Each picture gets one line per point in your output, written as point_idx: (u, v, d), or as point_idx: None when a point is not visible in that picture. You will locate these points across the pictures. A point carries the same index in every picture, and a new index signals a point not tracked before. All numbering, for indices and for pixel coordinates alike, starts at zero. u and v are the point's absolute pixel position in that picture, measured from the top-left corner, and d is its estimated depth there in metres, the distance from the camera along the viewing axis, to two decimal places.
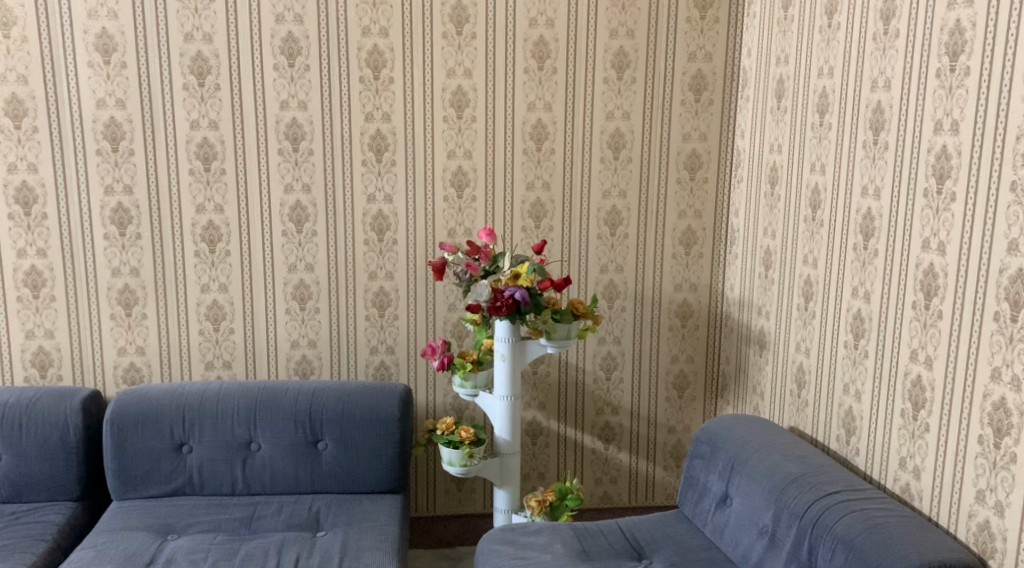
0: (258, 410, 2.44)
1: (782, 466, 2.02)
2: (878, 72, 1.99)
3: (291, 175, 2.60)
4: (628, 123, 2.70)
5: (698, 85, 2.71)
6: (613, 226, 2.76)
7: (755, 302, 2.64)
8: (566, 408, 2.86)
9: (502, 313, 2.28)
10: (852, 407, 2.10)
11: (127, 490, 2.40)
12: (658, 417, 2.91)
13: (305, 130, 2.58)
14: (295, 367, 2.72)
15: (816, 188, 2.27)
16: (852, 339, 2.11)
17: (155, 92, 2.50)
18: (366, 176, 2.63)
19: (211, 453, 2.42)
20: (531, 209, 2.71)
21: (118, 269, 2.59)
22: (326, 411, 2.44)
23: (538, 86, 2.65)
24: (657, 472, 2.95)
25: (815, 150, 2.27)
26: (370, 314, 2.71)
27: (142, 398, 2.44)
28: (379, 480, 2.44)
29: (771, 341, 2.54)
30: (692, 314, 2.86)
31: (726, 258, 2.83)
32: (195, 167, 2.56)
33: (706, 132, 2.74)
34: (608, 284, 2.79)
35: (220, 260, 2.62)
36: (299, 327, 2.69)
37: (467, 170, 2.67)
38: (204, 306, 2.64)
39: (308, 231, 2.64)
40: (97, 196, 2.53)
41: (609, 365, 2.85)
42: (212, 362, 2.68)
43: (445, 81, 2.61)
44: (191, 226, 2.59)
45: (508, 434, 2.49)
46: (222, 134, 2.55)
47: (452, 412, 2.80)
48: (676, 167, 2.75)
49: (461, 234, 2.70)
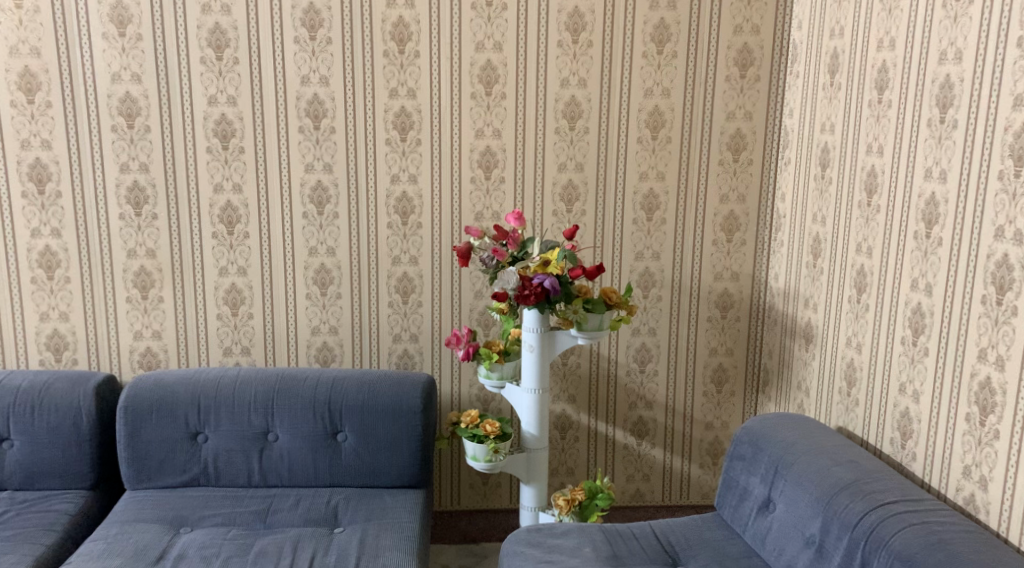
0: (276, 399, 2.34)
1: (831, 471, 1.86)
2: (948, 43, 1.80)
3: (313, 153, 2.49)
4: (668, 101, 2.54)
5: (744, 60, 2.53)
6: (650, 211, 2.61)
7: (802, 292, 2.47)
8: (597, 402, 2.73)
9: (531, 302, 2.16)
10: (909, 408, 1.94)
11: (140, 480, 2.32)
12: (695, 413, 2.77)
13: (327, 106, 2.46)
14: (315, 355, 2.62)
15: (872, 170, 2.09)
16: (911, 335, 1.93)
17: (172, 67, 2.40)
18: (390, 155, 2.51)
19: (227, 442, 2.33)
20: (563, 191, 2.57)
21: (134, 250, 2.50)
22: (346, 401, 2.34)
23: (572, 61, 2.49)
24: (692, 470, 2.81)
25: (872, 130, 2.10)
26: (393, 300, 2.60)
27: (156, 386, 2.36)
28: (400, 474, 2.33)
29: (818, 335, 2.38)
30: (732, 304, 2.70)
31: (770, 246, 2.66)
32: (213, 145, 2.46)
33: (752, 110, 2.57)
34: (644, 272, 2.64)
35: (239, 242, 2.52)
36: (320, 313, 2.59)
37: (496, 151, 2.53)
38: (222, 290, 2.55)
39: (329, 213, 2.53)
40: (112, 173, 2.44)
41: (643, 357, 2.71)
42: (231, 348, 2.59)
43: (474, 56, 2.47)
44: (208, 207, 2.49)
45: (535, 428, 2.38)
46: (240, 110, 2.44)
47: (477, 404, 2.68)
48: (719, 148, 2.58)
49: (488, 218, 2.57)
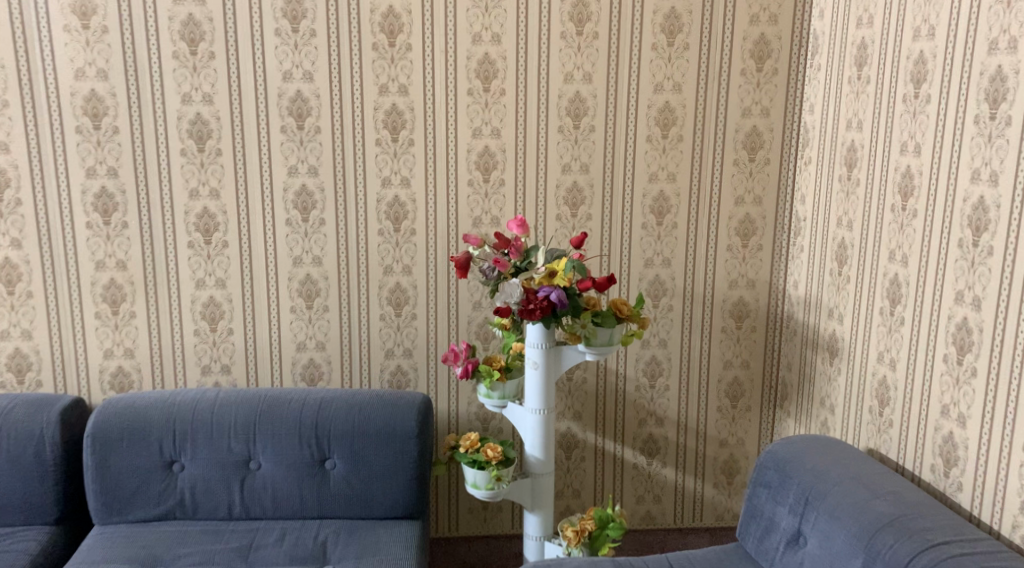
0: (258, 424, 2.15)
1: (871, 505, 1.69)
2: (1000, 31, 1.63)
3: (296, 155, 2.30)
4: (680, 96, 2.36)
5: (761, 52, 2.35)
6: (660, 214, 2.43)
7: (825, 302, 2.29)
8: (605, 419, 2.55)
9: (536, 317, 1.98)
10: (954, 433, 1.77)
11: (110, 514, 2.13)
12: (709, 429, 2.59)
13: (311, 104, 2.27)
14: (302, 372, 2.43)
15: (907, 170, 1.92)
16: (955, 353, 1.76)
17: (142, 62, 2.20)
18: (380, 156, 2.32)
19: (205, 472, 2.14)
20: (567, 194, 2.39)
21: (103, 262, 2.30)
22: (334, 425, 2.15)
23: (576, 54, 2.31)
24: (705, 490, 2.63)
25: (907, 126, 1.92)
26: (385, 313, 2.41)
27: (127, 410, 2.16)
28: (394, 504, 2.15)
29: (844, 348, 2.20)
30: (748, 313, 2.52)
31: (789, 251, 2.49)
32: (188, 147, 2.26)
33: (769, 105, 2.39)
34: (654, 280, 2.46)
35: (217, 252, 2.33)
36: (305, 328, 2.40)
37: (495, 151, 2.34)
38: (200, 304, 2.36)
39: (315, 219, 2.34)
40: (78, 179, 2.25)
41: (654, 371, 2.53)
42: (209, 366, 2.40)
43: (470, 48, 2.28)
44: (183, 214, 2.30)
45: (540, 451, 2.20)
46: (217, 109, 2.25)
47: (477, 423, 2.50)
48: (735, 146, 2.41)
49: (487, 224, 2.39)
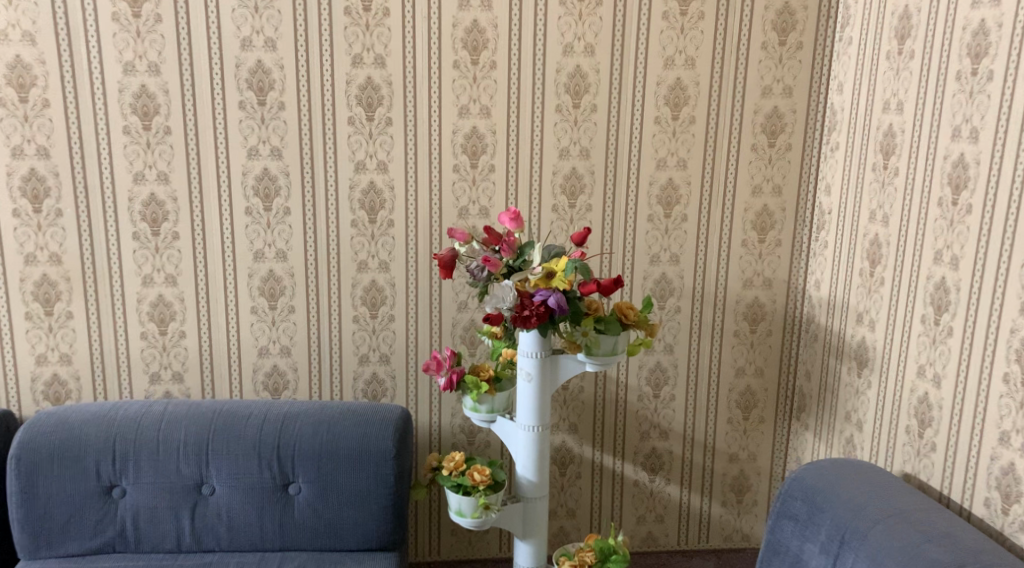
0: (211, 444, 1.88)
1: (922, 550, 1.44)
2: None
3: (256, 135, 2.01)
4: (692, 72, 2.09)
5: (785, 23, 2.09)
6: (668, 206, 2.17)
7: (853, 306, 2.04)
8: (604, 432, 2.30)
9: (532, 325, 1.72)
10: (1016, 464, 1.54)
11: (39, 546, 1.85)
12: (717, 443, 2.35)
13: (274, 76, 1.98)
14: (264, 381, 2.16)
15: (960, 158, 1.67)
16: (1020, 372, 1.53)
17: (75, 25, 1.90)
18: (353, 137, 2.04)
19: (150, 498, 1.86)
20: (565, 182, 2.12)
21: (33, 256, 2.01)
22: (299, 445, 1.88)
23: (578, 22, 2.03)
24: (713, 509, 2.39)
25: (961, 108, 1.66)
26: (359, 314, 2.14)
27: (60, 427, 1.88)
28: (368, 534, 1.89)
29: (873, 359, 1.96)
30: (764, 316, 2.28)
31: (810, 247, 2.23)
32: (131, 124, 1.97)
33: (792, 84, 2.13)
34: (660, 280, 2.21)
35: (166, 244, 2.05)
36: (268, 331, 2.13)
37: (484, 132, 2.07)
38: (147, 304, 2.07)
39: (278, 209, 2.06)
40: (2, 160, 1.95)
41: (658, 379, 2.28)
42: (159, 374, 2.12)
43: (456, 14, 2.00)
44: (128, 202, 2.01)
45: (533, 473, 1.94)
46: (165, 81, 1.95)
47: (461, 437, 2.24)
48: (753, 130, 2.15)
49: (475, 215, 2.11)
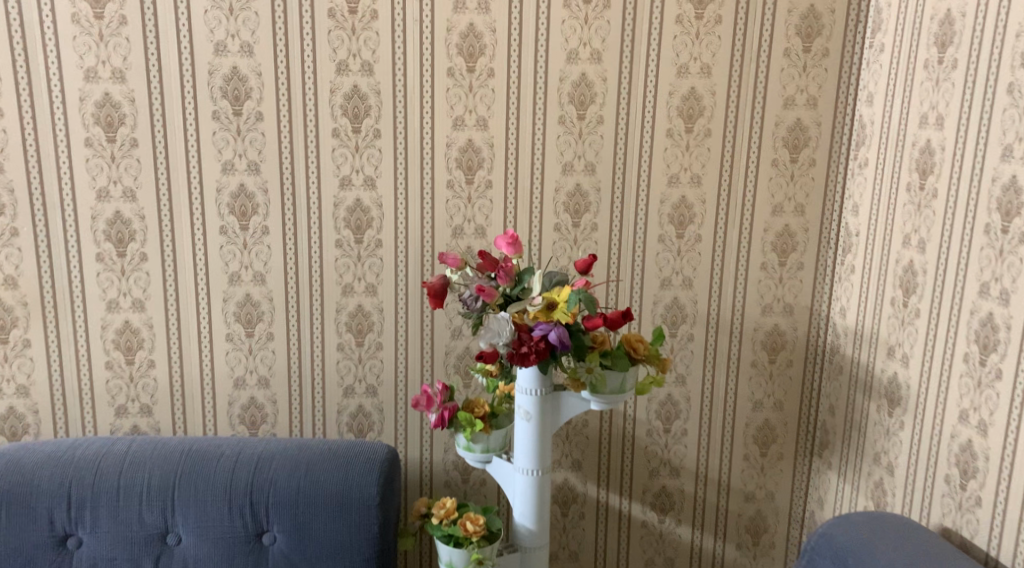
0: (177, 489, 1.71)
1: None
2: None
3: (232, 148, 1.84)
4: (708, 81, 1.92)
5: (809, 28, 1.91)
6: (681, 226, 1.99)
7: (884, 337, 1.86)
8: (610, 469, 2.13)
9: (530, 363, 1.55)
10: None
11: None
12: (732, 482, 2.17)
13: (251, 84, 1.81)
14: (240, 415, 1.98)
15: (1012, 181, 1.49)
16: None
17: (32, 27, 1.73)
18: (338, 150, 1.87)
19: (109, 549, 1.69)
20: (569, 200, 1.94)
21: None
22: (274, 491, 1.70)
23: (583, 26, 1.86)
24: (727, 552, 2.21)
25: (1014, 125, 1.48)
26: (344, 342, 1.97)
27: (10, 468, 1.71)
28: None
29: (906, 398, 1.78)
30: (784, 345, 2.10)
31: (835, 271, 2.05)
32: (94, 136, 1.80)
33: (817, 94, 1.95)
34: (672, 305, 2.03)
35: (133, 267, 1.87)
36: (245, 360, 1.95)
37: (480, 146, 1.89)
38: (113, 332, 1.91)
39: (256, 228, 1.88)
40: None
41: (670, 412, 2.11)
42: (126, 407, 1.95)
43: (451, 18, 1.82)
44: (90, 220, 1.84)
45: (531, 521, 1.77)
46: (130, 89, 1.78)
47: (455, 475, 2.06)
48: (774, 144, 1.97)
49: (470, 235, 1.94)
